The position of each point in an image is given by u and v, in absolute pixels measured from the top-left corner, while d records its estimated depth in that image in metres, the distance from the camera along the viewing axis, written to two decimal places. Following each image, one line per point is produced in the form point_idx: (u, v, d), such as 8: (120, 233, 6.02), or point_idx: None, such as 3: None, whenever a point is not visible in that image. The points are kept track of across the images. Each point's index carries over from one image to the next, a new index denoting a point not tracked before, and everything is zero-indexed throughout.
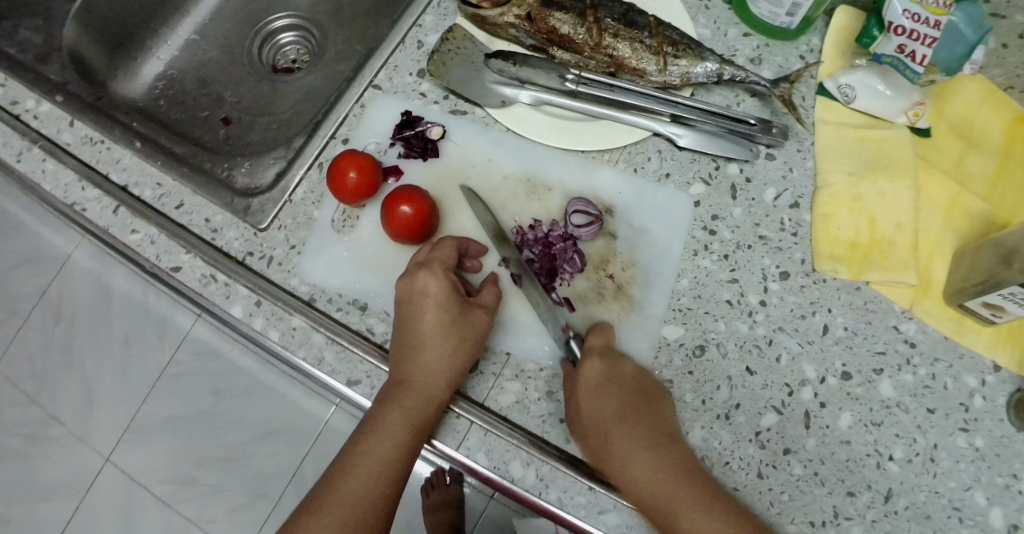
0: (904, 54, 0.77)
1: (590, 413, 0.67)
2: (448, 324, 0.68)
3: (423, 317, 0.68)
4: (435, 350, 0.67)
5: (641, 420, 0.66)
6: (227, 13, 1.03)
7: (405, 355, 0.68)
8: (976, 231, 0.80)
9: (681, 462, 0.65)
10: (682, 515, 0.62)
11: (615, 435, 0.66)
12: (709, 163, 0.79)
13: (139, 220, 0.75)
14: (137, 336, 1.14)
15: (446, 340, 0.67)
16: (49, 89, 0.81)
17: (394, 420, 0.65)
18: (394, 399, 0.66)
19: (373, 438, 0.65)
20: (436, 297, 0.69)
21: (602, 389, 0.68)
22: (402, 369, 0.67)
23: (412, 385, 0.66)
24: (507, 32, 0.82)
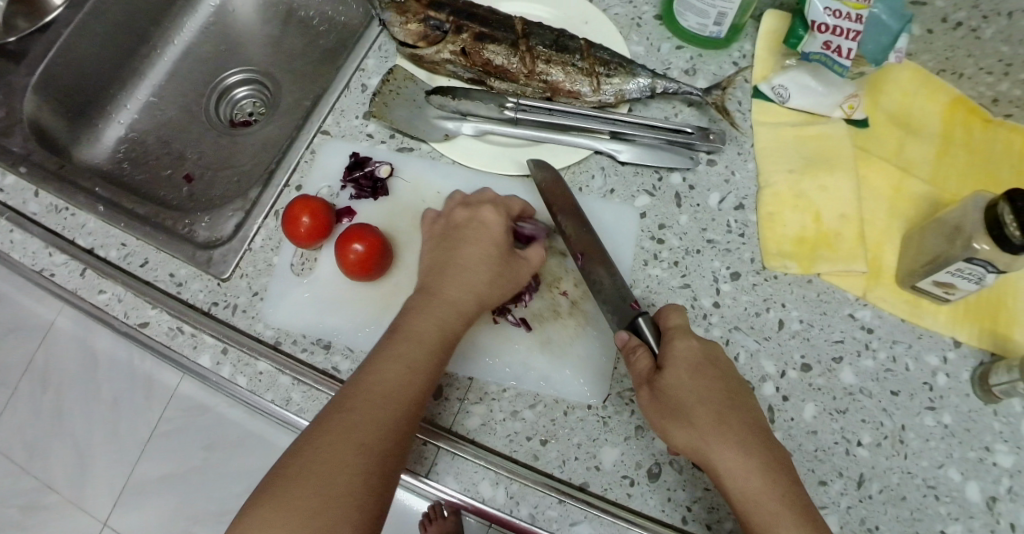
0: (832, 50, 0.79)
1: (695, 403, 0.64)
2: (484, 253, 0.72)
3: (459, 248, 0.72)
4: (472, 277, 0.71)
5: (744, 416, 0.64)
6: (184, 74, 1.07)
7: (442, 279, 0.71)
8: (922, 213, 0.82)
9: (780, 466, 0.62)
10: (778, 521, 0.60)
11: (719, 422, 0.63)
12: (652, 175, 0.82)
13: (106, 281, 0.78)
14: (125, 398, 1.14)
15: (465, 262, 0.71)
16: (13, 161, 0.84)
17: (420, 341, 0.67)
18: (428, 316, 0.68)
19: (394, 357, 0.66)
20: (475, 230, 0.73)
21: (706, 381, 0.65)
22: (423, 293, 0.70)
23: (445, 308, 0.69)
24: (445, 69, 0.85)
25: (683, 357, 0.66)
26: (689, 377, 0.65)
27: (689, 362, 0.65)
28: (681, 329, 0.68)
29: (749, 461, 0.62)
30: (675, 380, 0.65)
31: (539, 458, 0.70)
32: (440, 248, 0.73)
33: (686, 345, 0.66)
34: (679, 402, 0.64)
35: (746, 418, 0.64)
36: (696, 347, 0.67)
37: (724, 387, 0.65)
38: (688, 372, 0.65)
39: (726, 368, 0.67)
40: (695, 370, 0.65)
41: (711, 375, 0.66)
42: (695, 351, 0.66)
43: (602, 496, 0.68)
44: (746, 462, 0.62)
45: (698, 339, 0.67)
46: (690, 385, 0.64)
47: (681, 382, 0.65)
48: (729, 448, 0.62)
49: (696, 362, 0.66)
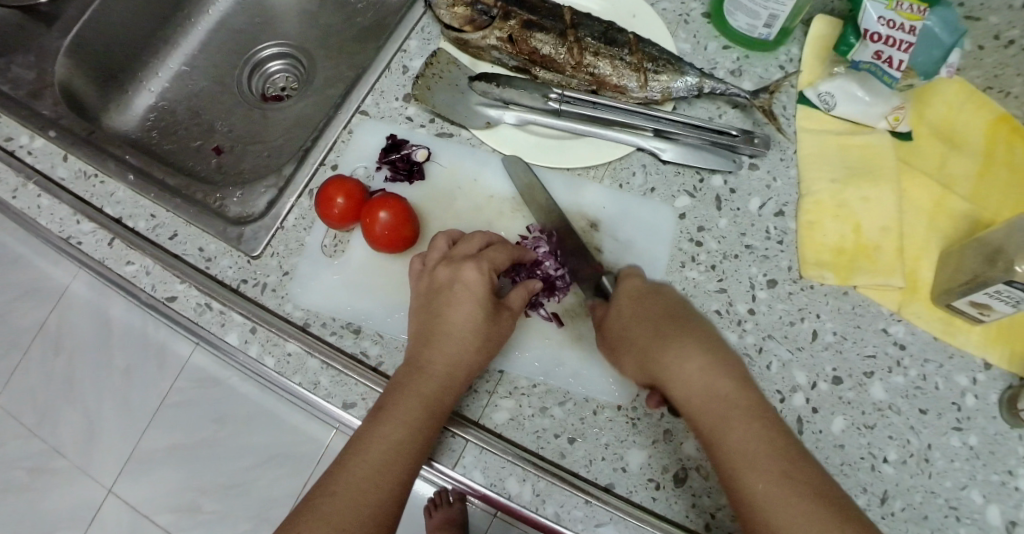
0: (882, 61, 0.77)
1: (636, 327, 0.66)
2: (480, 320, 0.69)
3: (449, 311, 0.69)
4: (458, 346, 0.68)
5: (691, 329, 0.65)
6: (217, 44, 1.05)
7: (428, 343, 0.68)
8: (961, 231, 0.81)
9: (726, 364, 0.62)
10: (731, 427, 0.58)
11: (655, 333, 0.65)
12: (693, 176, 0.80)
13: (134, 252, 0.77)
14: (137, 366, 1.13)
15: (473, 337, 0.68)
16: (42, 125, 0.83)
17: (412, 408, 0.65)
18: (414, 385, 0.66)
19: (391, 419, 0.65)
20: (460, 291, 0.70)
21: (647, 308, 0.68)
22: (428, 355, 0.68)
23: (437, 375, 0.67)
24: (490, 55, 0.84)
25: (626, 290, 0.70)
26: (629, 305, 0.69)
27: (629, 293, 0.70)
28: (633, 276, 0.72)
29: (696, 363, 0.62)
30: (617, 313, 0.69)
31: (566, 456, 0.69)
32: (445, 303, 0.70)
33: (631, 282, 0.71)
34: (615, 335, 0.68)
35: (692, 325, 0.65)
36: (640, 283, 0.71)
37: (668, 308, 0.67)
38: (627, 302, 0.69)
39: (677, 305, 0.68)
40: (638, 301, 0.69)
41: (654, 303, 0.68)
42: (638, 287, 0.70)
43: (628, 499, 0.68)
44: (689, 356, 0.62)
45: (641, 277, 0.72)
46: (627, 311, 0.68)
47: (621, 313, 0.69)
48: (673, 348, 0.63)
49: (638, 296, 0.69)
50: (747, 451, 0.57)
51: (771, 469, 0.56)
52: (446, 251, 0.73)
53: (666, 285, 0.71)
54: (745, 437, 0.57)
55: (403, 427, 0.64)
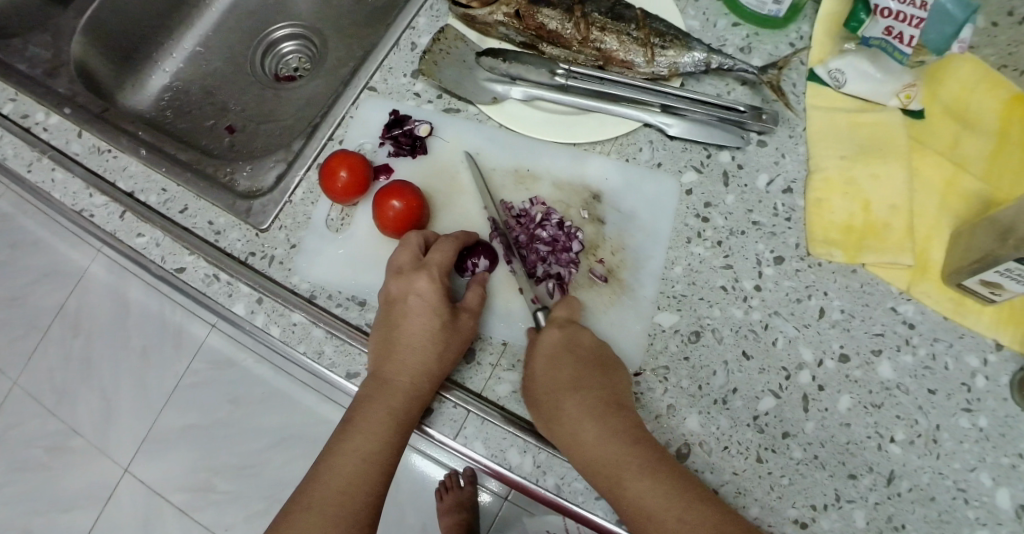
0: (892, 37, 0.76)
1: (544, 389, 0.67)
2: (438, 326, 0.69)
3: (406, 325, 0.69)
4: (418, 354, 0.68)
5: (587, 401, 0.66)
6: (230, 25, 1.06)
7: (384, 357, 0.68)
8: (973, 210, 0.80)
9: (610, 435, 0.64)
10: (624, 479, 0.63)
11: (554, 398, 0.67)
12: (701, 152, 0.80)
13: (145, 225, 0.78)
14: (155, 348, 1.17)
15: (431, 344, 0.68)
16: (57, 102, 0.84)
17: (380, 420, 0.66)
18: (378, 395, 0.67)
19: (362, 431, 0.66)
20: (417, 304, 0.70)
21: (557, 370, 0.68)
22: (386, 368, 0.68)
23: (401, 384, 0.67)
24: (497, 31, 0.84)
25: (545, 347, 0.69)
26: (544, 366, 0.68)
27: (547, 350, 0.69)
28: (558, 322, 0.71)
29: (594, 437, 0.64)
30: (531, 372, 0.69)
31: None
32: (397, 315, 0.70)
33: (551, 336, 0.69)
34: (532, 395, 0.68)
35: (597, 388, 0.67)
36: (558, 337, 0.69)
37: (576, 371, 0.68)
38: (542, 362, 0.68)
39: (586, 353, 0.69)
40: (552, 359, 0.69)
41: (568, 361, 0.68)
42: (554, 342, 0.69)
43: None
44: (576, 423, 0.65)
45: (560, 328, 0.70)
46: (541, 373, 0.68)
47: (536, 374, 0.68)
48: (559, 410, 0.66)
49: (554, 351, 0.69)
50: (643, 504, 0.61)
51: (658, 484, 0.62)
52: (396, 261, 0.73)
53: (582, 327, 0.71)
54: (637, 490, 0.62)
55: (372, 439, 0.66)
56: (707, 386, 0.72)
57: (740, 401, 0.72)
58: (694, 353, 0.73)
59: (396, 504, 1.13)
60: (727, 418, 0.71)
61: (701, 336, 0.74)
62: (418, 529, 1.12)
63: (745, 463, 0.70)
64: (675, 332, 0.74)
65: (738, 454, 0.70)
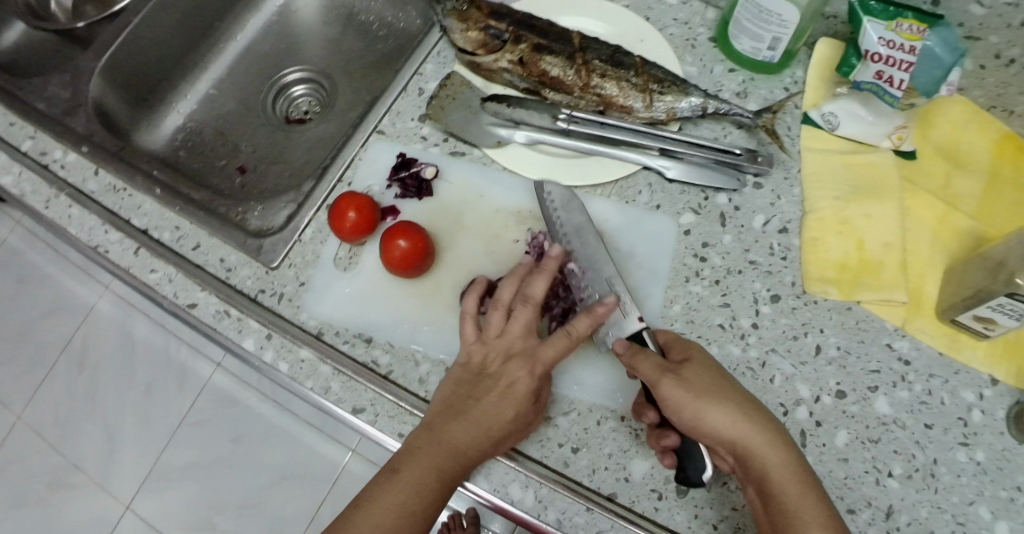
0: (883, 81, 0.79)
1: (705, 388, 0.66)
2: (514, 416, 0.67)
3: (482, 397, 0.67)
4: (485, 433, 0.66)
5: (757, 411, 0.66)
6: (244, 69, 1.11)
7: (475, 397, 0.68)
8: (965, 247, 0.82)
9: (791, 445, 0.64)
10: (802, 489, 0.62)
11: (720, 397, 0.65)
12: (699, 194, 0.82)
13: (158, 261, 0.80)
14: (159, 385, 1.22)
15: (523, 399, 0.67)
16: (76, 140, 0.88)
17: (453, 450, 0.65)
18: (433, 454, 0.65)
19: (403, 485, 0.64)
20: (503, 383, 0.68)
21: (716, 377, 0.67)
22: (471, 405, 0.67)
23: (489, 425, 0.66)
24: (502, 77, 0.88)
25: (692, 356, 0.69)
26: (701, 370, 0.68)
27: (697, 359, 0.69)
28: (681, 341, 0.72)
29: (774, 442, 0.64)
30: (697, 371, 0.67)
31: (569, 465, 0.70)
32: (490, 350, 0.70)
33: (691, 349, 0.71)
34: (701, 387, 0.66)
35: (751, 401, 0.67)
36: (701, 353, 0.70)
37: (741, 384, 0.68)
38: (697, 367, 0.68)
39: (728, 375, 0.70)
40: (704, 367, 0.68)
41: (729, 374, 0.69)
42: (701, 354, 0.70)
43: (630, 508, 0.69)
44: (745, 423, 0.64)
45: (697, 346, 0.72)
46: (704, 374, 0.67)
47: (703, 375, 0.67)
48: (728, 409, 0.64)
49: (705, 361, 0.69)
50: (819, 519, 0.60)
51: (826, 503, 0.62)
52: (500, 298, 0.72)
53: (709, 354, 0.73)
54: (815, 501, 0.61)
55: (440, 467, 0.65)
56: None
57: None
58: None
59: None
60: None
61: None
62: None
63: None
64: None
65: None
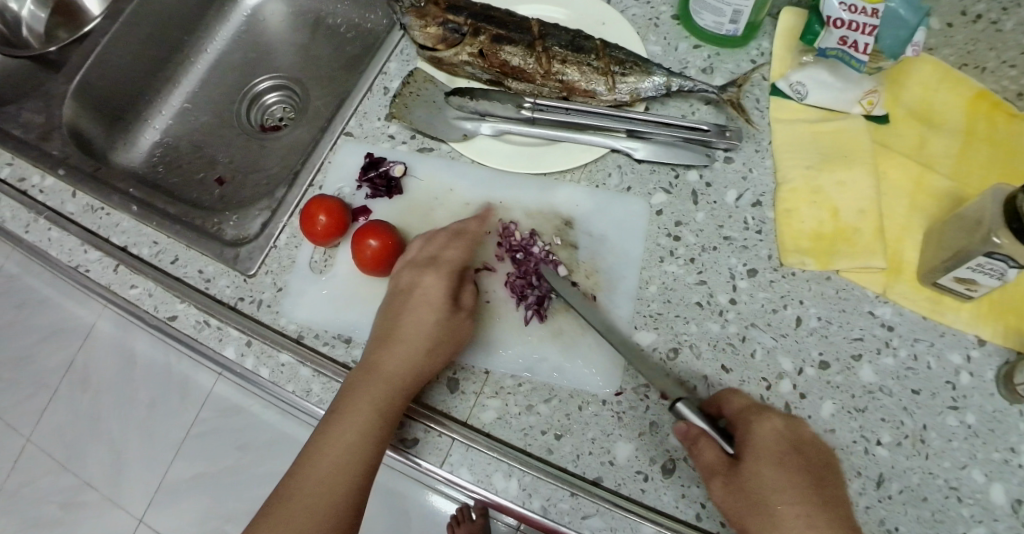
0: (847, 46, 0.78)
1: (774, 499, 0.61)
2: (434, 323, 0.71)
3: (404, 316, 0.72)
4: (410, 344, 0.70)
5: (834, 517, 0.60)
6: (216, 81, 1.11)
7: (395, 317, 0.72)
8: (944, 208, 0.81)
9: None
10: None
11: (774, 507, 0.60)
12: (669, 173, 0.82)
13: (138, 276, 0.81)
14: (161, 401, 1.15)
15: (433, 306, 0.71)
16: (52, 164, 0.89)
17: (383, 375, 0.69)
18: (371, 384, 0.69)
19: (347, 414, 0.67)
20: (420, 294, 0.72)
21: (788, 474, 0.61)
22: (393, 322, 0.72)
23: (410, 334, 0.70)
24: (464, 70, 0.88)
25: (763, 444, 0.63)
26: (771, 470, 0.62)
27: (768, 451, 0.62)
28: (754, 410, 0.65)
29: None
30: (755, 473, 0.62)
31: (553, 452, 0.70)
32: (410, 269, 0.75)
33: (769, 429, 0.64)
34: (755, 497, 0.61)
35: (830, 496, 0.61)
36: (778, 430, 0.64)
37: (812, 473, 0.62)
38: (769, 465, 0.62)
39: (811, 455, 0.64)
40: (777, 459, 0.62)
41: (792, 462, 0.62)
42: (776, 436, 0.63)
43: (616, 491, 0.69)
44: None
45: (777, 415, 0.65)
46: (778, 477, 0.61)
47: (764, 477, 0.61)
48: (794, 522, 0.60)
49: (778, 450, 0.63)
50: None
51: None
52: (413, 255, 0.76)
53: (800, 419, 0.66)
54: None
55: (371, 395, 0.68)
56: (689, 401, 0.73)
57: None
58: (674, 370, 0.74)
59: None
60: None
61: (680, 353, 0.75)
62: None
63: None
64: (654, 351, 0.75)
65: None
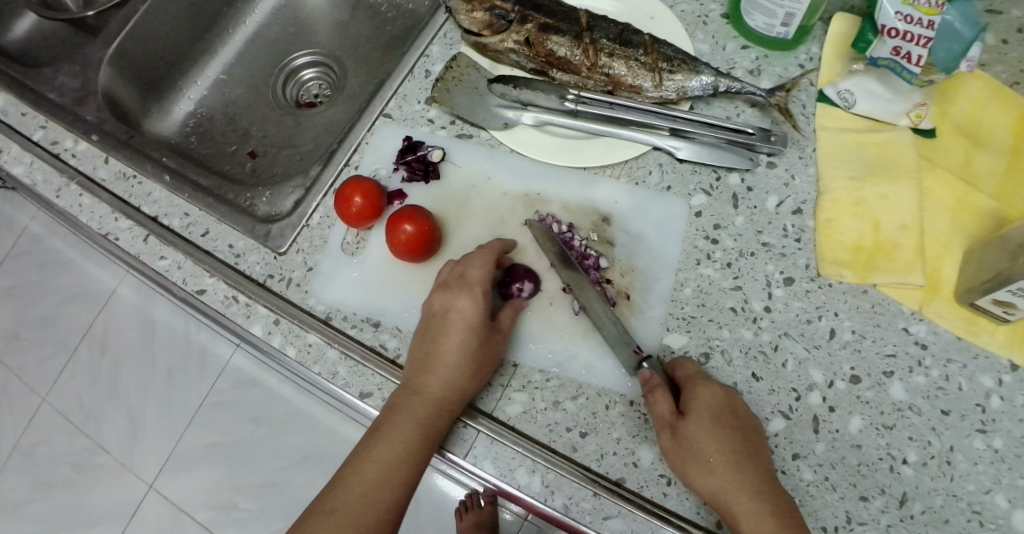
0: (900, 57, 0.75)
1: (705, 451, 0.67)
2: (469, 349, 0.71)
3: (438, 342, 0.72)
4: (448, 370, 0.70)
5: (751, 472, 0.67)
6: (253, 54, 1.10)
7: (433, 342, 0.72)
8: (986, 228, 0.78)
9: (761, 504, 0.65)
10: None
11: (710, 459, 0.67)
12: (710, 175, 0.81)
13: (167, 248, 0.81)
14: (179, 368, 1.18)
15: (467, 332, 0.72)
16: (86, 129, 0.88)
17: (423, 398, 0.70)
18: (411, 407, 0.70)
19: (384, 439, 0.69)
20: (456, 319, 0.72)
21: (723, 432, 0.68)
22: (431, 347, 0.72)
23: (449, 362, 0.71)
24: (508, 58, 0.88)
25: (705, 405, 0.70)
26: (710, 428, 0.69)
27: (709, 412, 0.69)
28: (697, 378, 0.72)
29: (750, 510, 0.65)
30: (693, 427, 0.69)
31: (577, 450, 0.70)
32: (444, 293, 0.74)
33: (709, 394, 0.70)
34: (691, 448, 0.68)
35: (756, 455, 0.68)
36: (716, 396, 0.70)
37: (736, 437, 0.68)
38: (710, 423, 0.69)
39: (744, 420, 0.70)
40: (712, 418, 0.69)
41: (730, 425, 0.69)
42: (715, 400, 0.70)
43: (638, 493, 0.69)
44: (738, 483, 0.66)
45: (718, 385, 0.71)
46: (704, 435, 0.68)
47: (700, 432, 0.68)
48: (731, 472, 0.67)
49: (715, 412, 0.69)
50: None
51: None
52: (445, 275, 0.76)
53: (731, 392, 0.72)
54: None
55: (413, 419, 0.69)
56: None
57: None
58: (703, 375, 0.74)
59: (415, 518, 1.13)
60: None
61: (710, 358, 0.75)
62: None
63: None
64: (685, 354, 0.75)
65: None
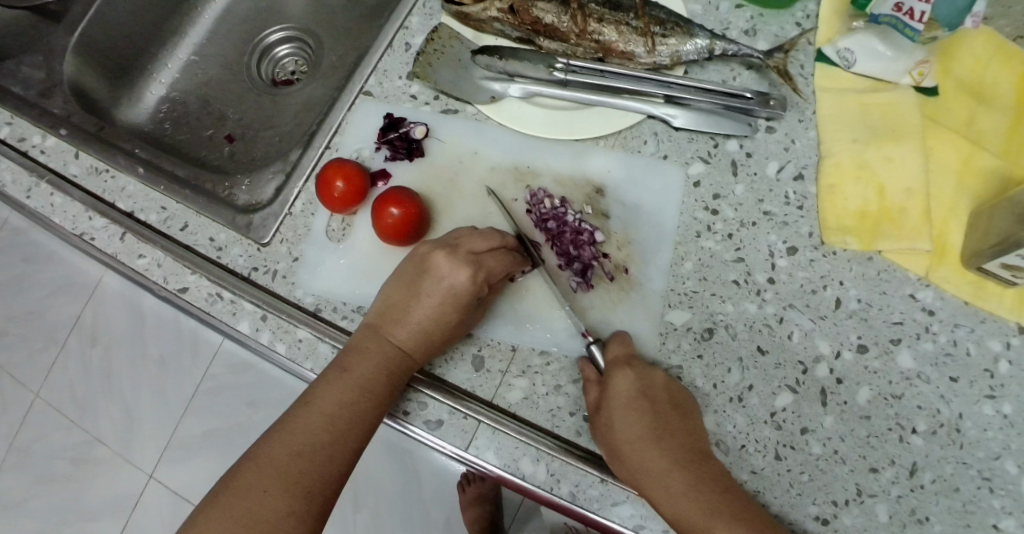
0: (902, 13, 0.71)
1: (620, 438, 0.66)
2: (450, 318, 0.69)
3: (422, 300, 0.70)
4: (423, 331, 0.69)
5: (672, 450, 0.65)
6: (224, 32, 1.05)
7: (414, 301, 0.70)
8: (991, 190, 0.75)
9: (685, 476, 0.64)
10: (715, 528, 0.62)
11: (630, 447, 0.65)
12: (708, 142, 0.78)
13: (146, 245, 0.78)
14: (171, 357, 1.11)
15: (453, 302, 0.69)
16: (53, 123, 0.84)
17: (388, 351, 0.69)
18: (377, 356, 0.68)
19: (353, 385, 0.66)
20: (445, 285, 0.69)
21: (640, 419, 0.66)
22: (410, 303, 0.70)
23: (426, 324, 0.69)
24: (492, 27, 0.83)
25: (618, 395, 0.67)
26: (621, 416, 0.66)
27: (621, 399, 0.66)
28: (622, 361, 0.69)
29: (673, 489, 0.63)
30: (607, 418, 0.67)
31: (581, 435, 0.69)
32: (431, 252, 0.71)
33: (623, 382, 0.67)
34: (608, 441, 0.66)
35: (672, 433, 0.66)
36: (633, 381, 0.67)
37: (658, 420, 0.66)
38: (620, 412, 0.66)
39: (661, 399, 0.67)
40: (629, 407, 0.66)
41: (643, 407, 0.66)
42: (630, 387, 0.67)
43: None
44: (660, 470, 0.64)
45: (635, 369, 0.68)
46: (618, 423, 0.66)
47: (616, 421, 0.66)
48: (642, 461, 0.65)
49: (631, 398, 0.67)
50: None
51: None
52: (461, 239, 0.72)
53: (656, 368, 0.69)
54: None
55: (377, 369, 0.67)
56: (722, 385, 0.71)
57: (756, 398, 0.71)
58: (708, 352, 0.72)
59: (417, 499, 1.06)
60: (744, 416, 0.70)
61: (715, 333, 0.72)
62: (442, 524, 1.06)
63: (763, 461, 0.69)
64: (687, 330, 0.73)
65: (756, 452, 0.69)
